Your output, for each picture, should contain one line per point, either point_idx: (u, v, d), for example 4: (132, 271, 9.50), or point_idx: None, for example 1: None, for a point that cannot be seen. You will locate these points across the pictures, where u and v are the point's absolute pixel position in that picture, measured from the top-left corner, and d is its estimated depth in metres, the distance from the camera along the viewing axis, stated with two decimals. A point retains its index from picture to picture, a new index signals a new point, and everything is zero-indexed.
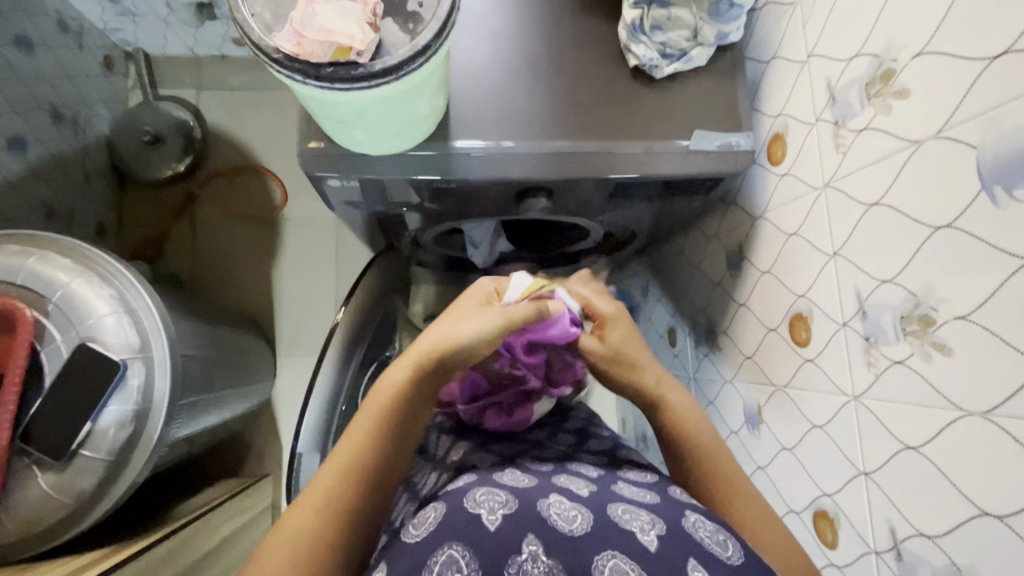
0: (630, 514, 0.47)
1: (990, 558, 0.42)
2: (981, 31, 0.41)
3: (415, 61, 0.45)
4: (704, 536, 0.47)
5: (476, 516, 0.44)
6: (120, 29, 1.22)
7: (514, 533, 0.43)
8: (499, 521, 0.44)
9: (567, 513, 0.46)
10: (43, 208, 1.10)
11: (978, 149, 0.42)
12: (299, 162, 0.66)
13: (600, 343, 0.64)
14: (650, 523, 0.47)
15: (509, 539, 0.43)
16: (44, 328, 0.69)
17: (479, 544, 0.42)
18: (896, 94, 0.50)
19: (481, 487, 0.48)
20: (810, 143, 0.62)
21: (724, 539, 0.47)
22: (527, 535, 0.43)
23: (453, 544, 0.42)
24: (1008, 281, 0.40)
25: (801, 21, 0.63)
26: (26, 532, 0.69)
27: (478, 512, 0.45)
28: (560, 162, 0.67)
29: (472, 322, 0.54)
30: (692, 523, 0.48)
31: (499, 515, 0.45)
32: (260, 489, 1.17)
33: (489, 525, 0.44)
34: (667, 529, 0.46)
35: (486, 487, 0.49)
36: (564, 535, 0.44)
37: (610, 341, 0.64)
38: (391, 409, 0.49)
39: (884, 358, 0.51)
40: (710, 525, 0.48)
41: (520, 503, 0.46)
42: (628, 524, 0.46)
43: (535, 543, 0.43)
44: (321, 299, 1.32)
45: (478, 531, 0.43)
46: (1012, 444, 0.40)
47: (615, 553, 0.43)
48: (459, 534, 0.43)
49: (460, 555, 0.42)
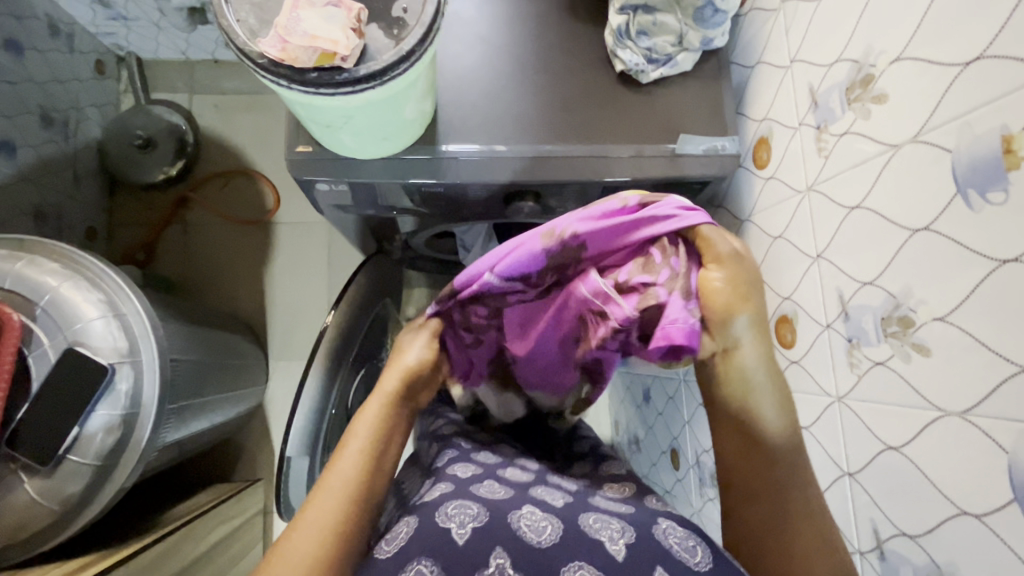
0: (600, 523, 0.48)
1: (970, 557, 0.43)
2: (956, 37, 0.42)
3: (400, 66, 0.46)
4: (674, 543, 0.47)
5: (445, 530, 0.45)
6: (113, 33, 1.22)
7: (482, 548, 0.44)
8: (469, 535, 0.45)
9: (537, 524, 0.46)
10: (33, 211, 1.10)
11: (954, 153, 0.42)
12: (288, 165, 0.66)
13: (736, 274, 0.46)
14: (620, 531, 0.47)
15: (477, 553, 0.44)
16: (32, 332, 0.68)
17: (448, 558, 0.43)
18: (875, 98, 0.50)
19: (453, 499, 0.49)
20: (794, 147, 0.63)
21: (694, 544, 0.47)
22: (494, 549, 0.44)
23: (421, 559, 0.43)
24: (984, 282, 0.40)
25: (784, 26, 0.64)
26: (13, 538, 0.69)
27: (448, 527, 0.45)
28: (548, 165, 0.68)
29: (413, 346, 0.57)
30: (663, 530, 0.48)
31: (469, 528, 0.46)
32: (251, 494, 1.17)
33: (458, 538, 0.45)
34: (637, 537, 0.47)
35: (459, 499, 0.49)
36: (532, 548, 0.45)
37: (742, 278, 0.46)
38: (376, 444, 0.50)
39: (866, 359, 0.52)
40: (681, 531, 0.49)
41: (491, 516, 0.47)
42: (598, 534, 0.47)
43: (503, 556, 0.44)
44: (313, 303, 1.32)
45: (446, 546, 0.44)
46: (990, 443, 0.41)
47: (581, 564, 0.44)
48: (428, 549, 0.44)
49: (428, 569, 0.43)
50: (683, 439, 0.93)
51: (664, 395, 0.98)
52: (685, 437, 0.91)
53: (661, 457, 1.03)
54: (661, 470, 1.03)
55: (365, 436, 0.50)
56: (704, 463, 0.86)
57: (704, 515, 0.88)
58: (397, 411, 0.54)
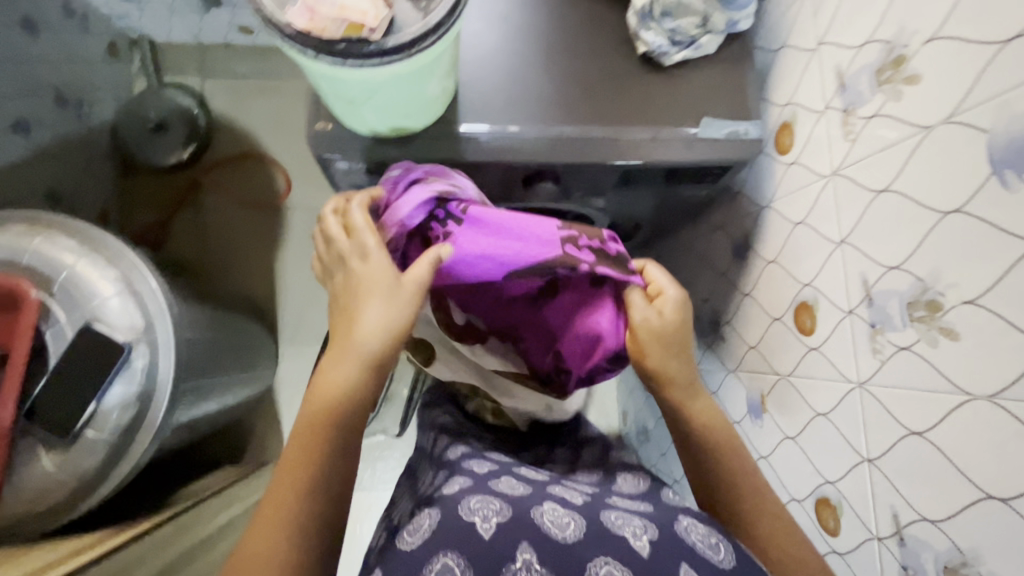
0: (623, 520, 0.48)
1: (992, 541, 0.43)
2: (994, 15, 0.41)
3: (428, 39, 0.45)
4: (696, 540, 0.47)
5: (471, 525, 0.46)
6: (126, 15, 1.21)
7: (508, 540, 0.44)
8: (493, 530, 0.45)
9: (560, 520, 0.47)
10: (47, 192, 1.10)
11: (989, 134, 0.42)
12: (306, 142, 0.66)
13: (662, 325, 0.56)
14: (643, 528, 0.47)
15: (504, 548, 0.44)
16: (49, 309, 0.69)
17: (473, 553, 0.44)
18: (907, 79, 0.50)
19: (475, 494, 0.50)
20: (819, 131, 0.62)
21: (716, 542, 0.47)
22: (520, 544, 0.44)
23: (447, 553, 0.44)
24: (1020, 263, 0.40)
25: (811, 8, 0.63)
26: (28, 511, 0.69)
27: (473, 521, 0.46)
28: (567, 148, 0.67)
29: (380, 311, 0.52)
30: (684, 527, 0.48)
31: (493, 523, 0.46)
32: (261, 476, 1.18)
33: (484, 533, 0.45)
34: (660, 533, 0.47)
35: (481, 494, 0.50)
36: (558, 543, 0.45)
37: (669, 324, 0.56)
38: (317, 421, 0.52)
39: (890, 344, 0.51)
40: (703, 528, 0.49)
41: (514, 511, 0.47)
42: (621, 530, 0.47)
43: (529, 552, 0.44)
44: (323, 288, 1.32)
45: (472, 539, 0.45)
46: (1019, 427, 0.40)
47: (607, 560, 0.44)
48: (455, 543, 0.45)
49: (455, 564, 0.43)
50: None
51: None
52: None
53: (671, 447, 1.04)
54: (671, 459, 1.04)
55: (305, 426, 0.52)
56: None
57: None
58: (364, 373, 0.52)
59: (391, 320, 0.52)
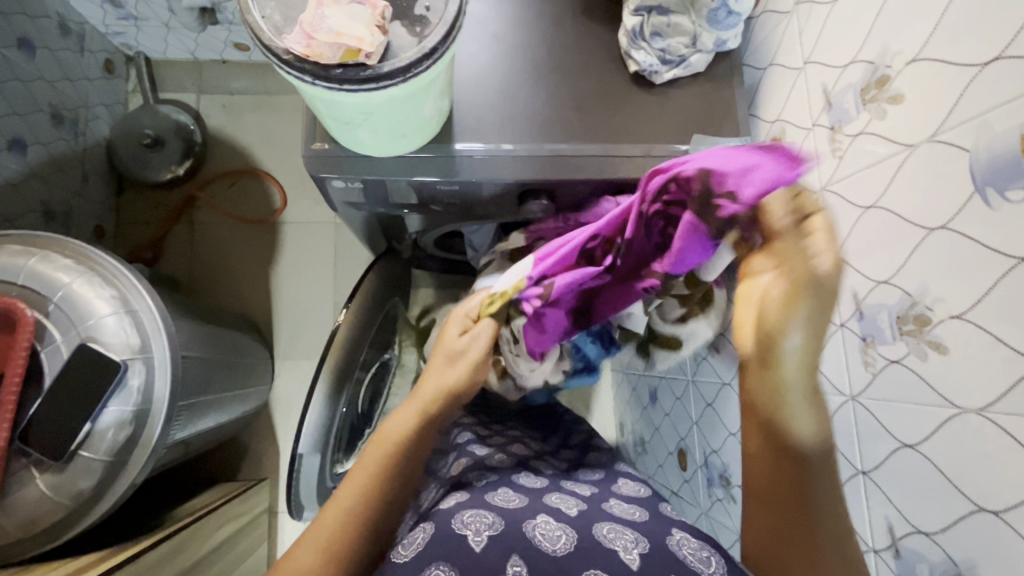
0: (614, 534, 0.49)
1: (987, 552, 0.43)
2: (974, 37, 0.43)
3: (423, 63, 0.46)
4: (687, 554, 0.49)
5: (462, 537, 0.47)
6: (122, 33, 1.22)
7: (499, 554, 0.46)
8: (484, 542, 0.47)
9: (551, 533, 0.48)
10: (42, 209, 1.10)
11: (972, 152, 0.43)
12: (303, 161, 0.67)
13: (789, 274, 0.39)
14: (633, 542, 0.49)
15: (495, 560, 0.46)
16: (44, 328, 0.69)
17: (465, 563, 0.45)
18: (891, 99, 0.51)
19: (470, 508, 0.51)
20: (807, 148, 0.63)
21: (707, 555, 0.49)
22: (510, 558, 0.46)
23: (439, 564, 0.45)
24: (1006, 277, 0.40)
25: (797, 29, 0.65)
26: (21, 534, 0.68)
27: (464, 534, 0.48)
28: (559, 165, 0.68)
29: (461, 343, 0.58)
30: (676, 541, 0.50)
31: (485, 536, 0.48)
32: (257, 492, 1.17)
33: (474, 546, 0.47)
34: (650, 547, 0.49)
35: (475, 508, 0.51)
36: (548, 555, 0.46)
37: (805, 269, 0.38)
38: (386, 451, 0.52)
39: (881, 357, 0.52)
40: (694, 543, 0.51)
41: (506, 524, 0.49)
42: (611, 544, 0.48)
43: (519, 564, 0.45)
44: (319, 302, 1.32)
45: (463, 552, 0.46)
46: (1008, 439, 0.41)
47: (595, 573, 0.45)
48: (446, 555, 0.46)
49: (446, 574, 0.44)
50: (692, 439, 0.93)
51: (672, 396, 0.99)
52: (693, 437, 0.92)
53: (668, 458, 1.04)
54: (668, 471, 1.04)
55: (377, 453, 0.52)
56: (712, 463, 0.86)
57: (712, 514, 0.88)
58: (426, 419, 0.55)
59: (461, 363, 0.57)
